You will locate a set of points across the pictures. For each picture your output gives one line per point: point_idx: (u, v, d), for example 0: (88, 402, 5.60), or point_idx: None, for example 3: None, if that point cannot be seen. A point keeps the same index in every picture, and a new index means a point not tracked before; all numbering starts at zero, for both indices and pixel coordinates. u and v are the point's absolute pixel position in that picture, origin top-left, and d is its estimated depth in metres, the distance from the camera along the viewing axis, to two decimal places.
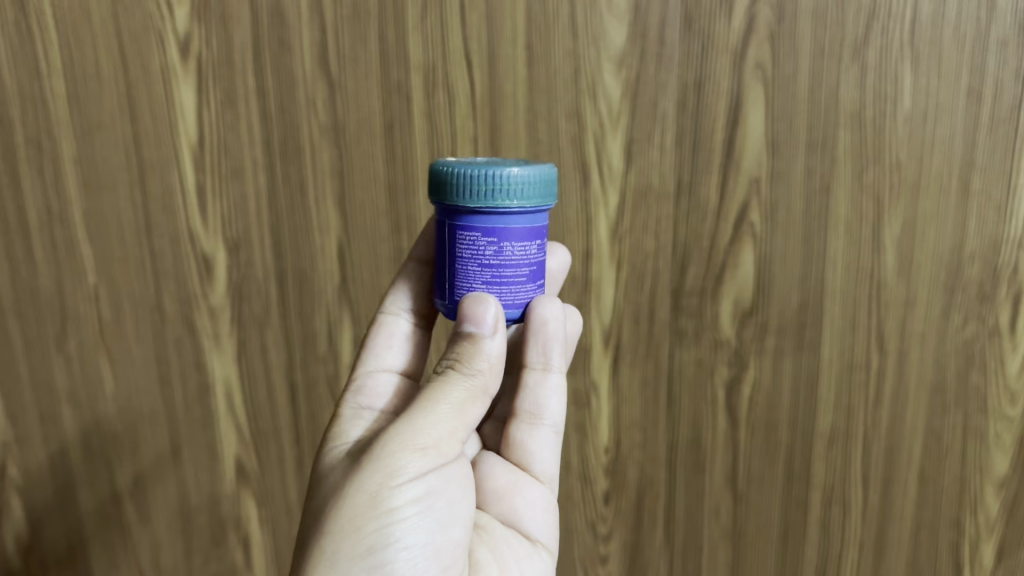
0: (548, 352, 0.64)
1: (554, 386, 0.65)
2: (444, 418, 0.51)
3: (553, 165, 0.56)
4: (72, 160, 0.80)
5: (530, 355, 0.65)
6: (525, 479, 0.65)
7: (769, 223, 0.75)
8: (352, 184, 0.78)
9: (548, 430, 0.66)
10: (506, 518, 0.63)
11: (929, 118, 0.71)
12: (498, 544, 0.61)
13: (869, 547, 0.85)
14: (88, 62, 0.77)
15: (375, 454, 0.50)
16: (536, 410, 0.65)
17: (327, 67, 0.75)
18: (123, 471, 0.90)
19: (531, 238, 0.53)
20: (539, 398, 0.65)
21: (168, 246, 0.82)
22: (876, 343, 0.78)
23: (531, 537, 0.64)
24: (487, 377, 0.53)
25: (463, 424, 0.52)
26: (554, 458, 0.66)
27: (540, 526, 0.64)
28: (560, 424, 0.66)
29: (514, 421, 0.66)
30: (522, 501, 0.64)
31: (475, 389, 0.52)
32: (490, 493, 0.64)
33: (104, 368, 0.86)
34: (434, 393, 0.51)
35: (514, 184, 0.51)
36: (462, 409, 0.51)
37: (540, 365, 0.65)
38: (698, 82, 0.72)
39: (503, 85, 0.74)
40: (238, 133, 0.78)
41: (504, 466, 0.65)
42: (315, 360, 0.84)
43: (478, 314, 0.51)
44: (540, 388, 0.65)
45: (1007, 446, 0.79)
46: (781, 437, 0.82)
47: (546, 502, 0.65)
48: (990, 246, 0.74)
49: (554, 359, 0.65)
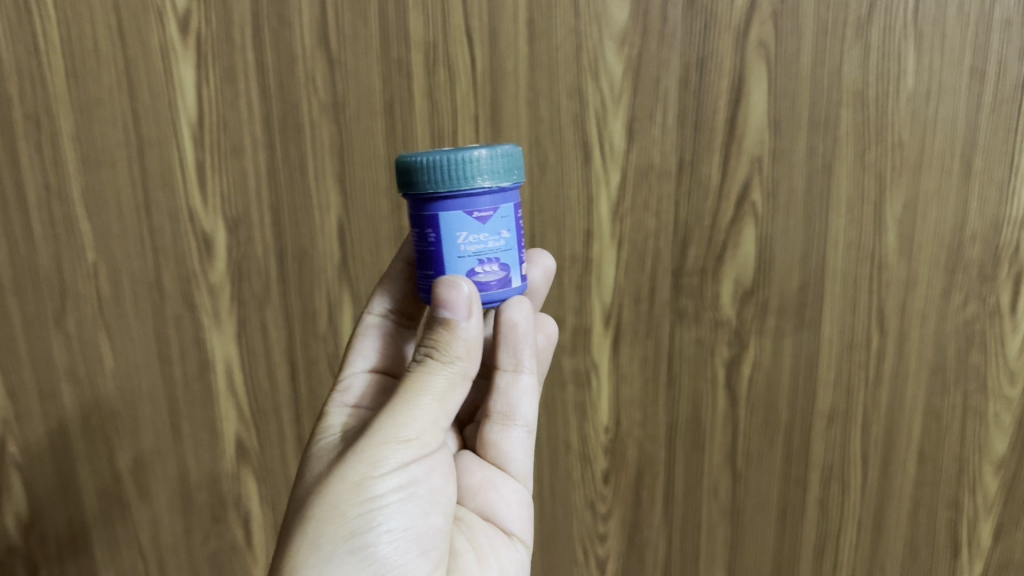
0: (519, 353, 0.63)
1: (526, 387, 0.64)
2: (428, 407, 0.50)
3: (479, 154, 0.52)
4: (71, 136, 0.80)
5: (501, 356, 0.64)
6: (500, 474, 0.65)
7: (770, 203, 0.75)
8: (352, 162, 0.78)
9: (521, 431, 0.65)
10: (484, 511, 0.63)
11: (931, 97, 0.71)
12: (476, 535, 0.61)
13: (867, 526, 0.85)
14: (87, 38, 0.77)
15: (360, 443, 0.50)
16: (508, 412, 0.64)
17: (327, 44, 0.75)
18: (123, 448, 0.90)
19: (415, 220, 0.54)
20: (512, 400, 0.64)
21: (167, 224, 0.81)
22: (876, 322, 0.78)
23: (508, 530, 0.63)
24: (465, 363, 0.52)
25: (445, 412, 0.51)
26: (527, 457, 0.66)
27: (518, 518, 0.64)
28: (532, 423, 0.65)
29: (486, 421, 0.65)
30: (498, 496, 0.64)
31: (457, 377, 0.51)
32: (466, 488, 0.63)
33: (103, 345, 0.86)
34: (414, 383, 0.50)
35: (402, 164, 0.54)
36: (443, 398, 0.51)
37: (511, 366, 0.64)
38: (700, 60, 0.72)
39: (504, 63, 0.74)
40: (237, 110, 0.77)
41: (478, 461, 0.65)
42: (316, 338, 0.84)
43: (456, 300, 0.50)
44: (512, 390, 0.64)
45: (1006, 426, 0.80)
46: (780, 417, 0.82)
47: (523, 497, 0.65)
48: (991, 227, 0.74)
49: (525, 360, 0.64)
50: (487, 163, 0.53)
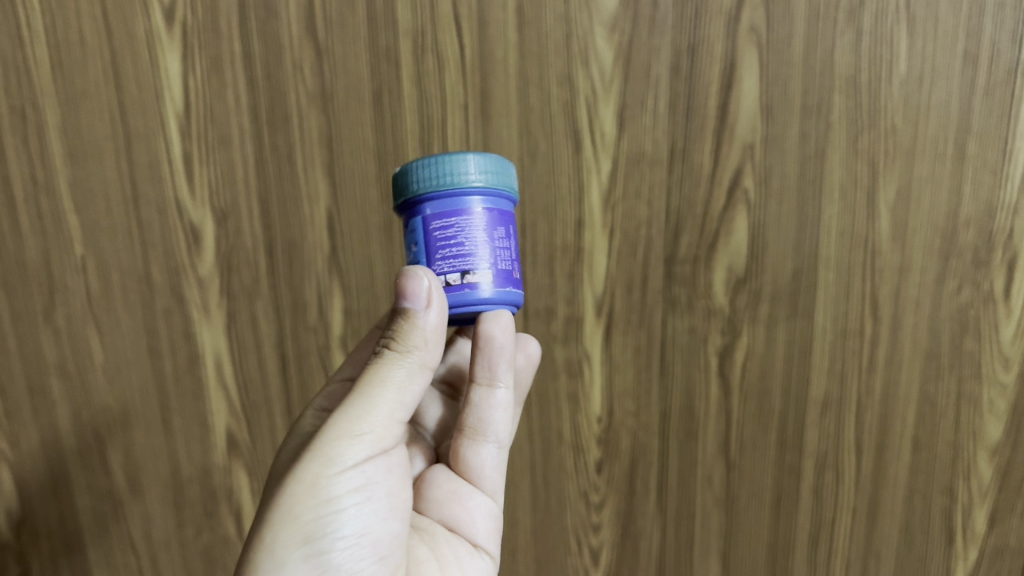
0: (495, 367, 0.61)
1: (499, 403, 0.63)
2: (382, 400, 0.50)
3: (422, 160, 0.54)
4: (56, 128, 0.79)
5: (478, 370, 0.62)
6: (468, 485, 0.64)
7: (763, 190, 0.75)
8: (341, 152, 0.77)
9: (492, 446, 0.64)
10: (448, 523, 0.62)
11: (924, 82, 0.70)
12: (439, 545, 0.60)
13: (862, 513, 0.85)
14: (72, 29, 0.76)
15: (313, 442, 0.49)
16: (480, 426, 0.63)
17: (315, 33, 0.74)
18: (114, 443, 0.89)
19: None
20: (485, 414, 0.63)
21: (155, 216, 0.81)
22: (869, 309, 0.77)
23: (474, 540, 0.62)
24: (424, 354, 0.51)
25: (402, 407, 0.51)
26: (499, 472, 0.65)
27: (484, 530, 0.63)
28: (504, 439, 0.64)
29: (458, 436, 0.63)
30: (464, 508, 0.63)
31: (413, 370, 0.51)
32: (431, 499, 0.63)
33: (92, 339, 0.86)
34: (372, 378, 0.50)
35: None
36: (401, 392, 0.50)
37: (486, 380, 0.62)
38: (691, 46, 0.71)
39: (494, 50, 0.73)
40: (225, 101, 0.76)
41: (446, 474, 0.64)
42: (306, 330, 0.83)
43: (415, 290, 0.49)
44: (485, 405, 0.62)
45: (1000, 412, 0.80)
46: (774, 405, 0.82)
47: (490, 509, 0.64)
48: (984, 212, 0.74)
49: (501, 374, 0.62)
50: (434, 168, 0.53)
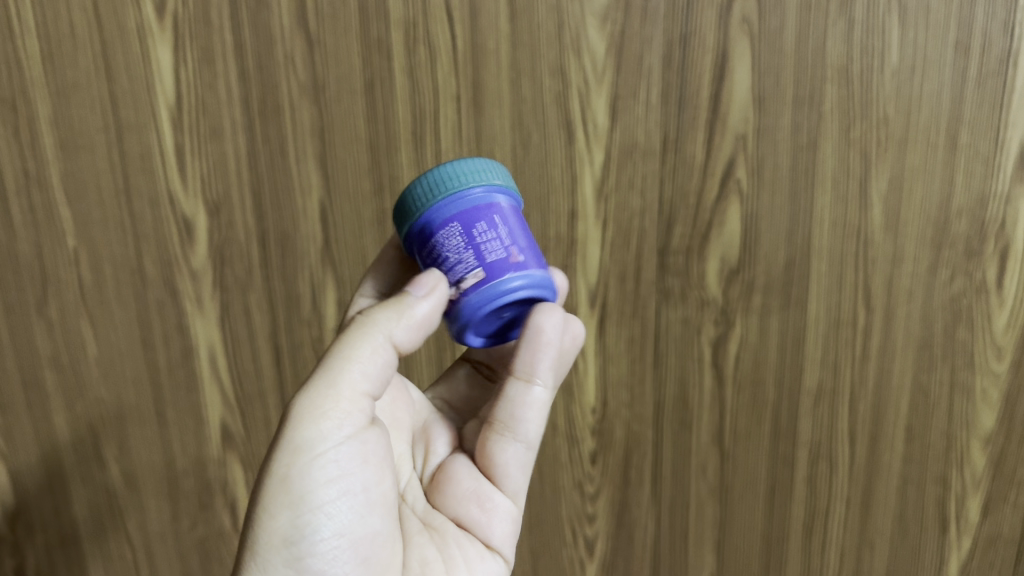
0: (536, 362, 0.58)
1: (536, 401, 0.59)
2: (346, 378, 0.50)
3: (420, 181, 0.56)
4: (48, 121, 0.79)
5: (517, 363, 0.58)
6: (490, 485, 0.60)
7: (755, 180, 0.74)
8: (334, 144, 0.77)
9: (521, 446, 0.60)
10: (462, 522, 0.60)
11: (917, 71, 0.70)
12: (448, 547, 0.58)
13: (855, 503, 0.85)
14: (62, 21, 0.76)
15: (280, 433, 0.50)
16: (512, 423, 0.59)
17: (305, 24, 0.73)
18: (109, 435, 0.90)
19: None
20: (518, 410, 0.59)
21: (148, 209, 0.80)
22: (862, 299, 0.78)
23: (487, 542, 0.59)
24: (394, 331, 0.51)
25: (368, 383, 0.51)
26: (525, 473, 0.60)
27: (501, 533, 0.60)
28: (533, 440, 0.60)
29: (487, 428, 0.60)
30: (481, 510, 0.60)
31: (378, 344, 0.51)
32: (449, 497, 0.60)
33: (86, 332, 0.86)
34: (339, 358, 0.50)
35: None
36: (369, 367, 0.50)
37: (524, 376, 0.58)
38: (683, 36, 0.71)
39: (485, 41, 0.73)
40: (216, 93, 0.76)
41: (470, 471, 0.61)
42: (300, 322, 0.83)
43: (422, 281, 0.52)
44: (520, 402, 0.59)
45: (993, 402, 0.80)
46: (767, 395, 0.82)
47: (509, 510, 0.60)
48: (977, 201, 0.73)
49: (541, 371, 0.58)
50: (430, 184, 0.55)
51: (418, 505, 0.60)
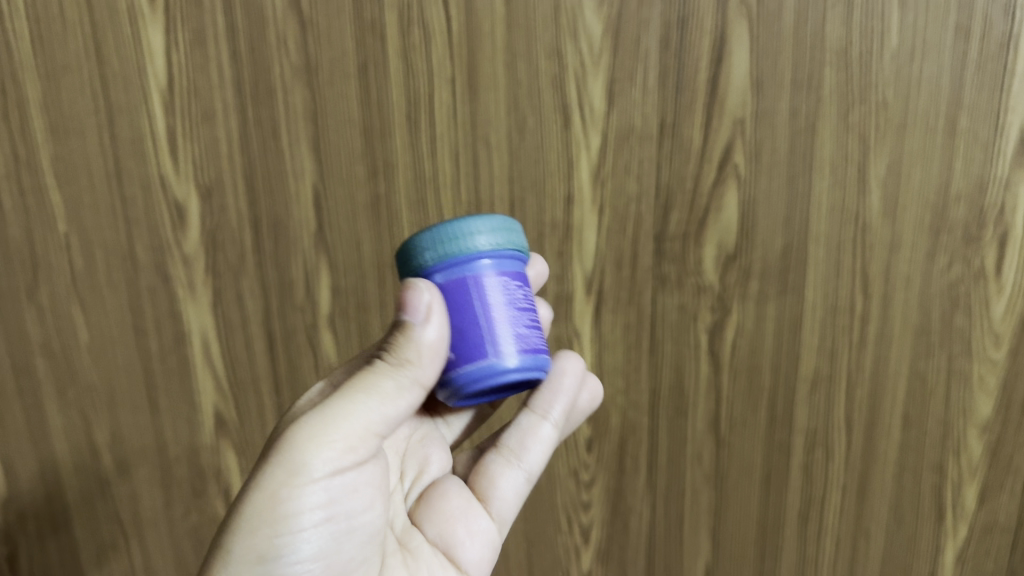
0: (552, 399, 0.64)
1: (544, 437, 0.64)
2: (361, 407, 0.49)
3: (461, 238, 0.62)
4: (38, 104, 0.78)
5: (532, 397, 0.64)
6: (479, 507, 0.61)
7: (753, 165, 0.74)
8: (327, 127, 0.76)
9: (521, 474, 0.63)
10: (441, 541, 0.59)
11: (915, 55, 0.69)
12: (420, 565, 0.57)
13: (852, 491, 0.85)
14: (51, 2, 0.75)
15: (277, 450, 0.49)
16: (517, 450, 0.64)
17: (298, 6, 0.73)
18: (101, 422, 0.89)
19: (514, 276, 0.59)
20: (526, 441, 0.64)
21: (139, 193, 0.80)
22: (860, 285, 0.77)
23: (462, 566, 0.59)
24: (419, 371, 0.51)
25: (381, 420, 0.50)
26: (516, 502, 0.63)
27: (477, 559, 0.59)
28: (535, 471, 0.64)
29: (492, 451, 0.64)
30: (465, 530, 0.59)
31: (400, 380, 0.50)
32: (436, 511, 0.60)
33: (77, 318, 0.85)
34: (357, 382, 0.50)
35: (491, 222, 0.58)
36: (388, 401, 0.50)
37: (538, 412, 0.64)
38: (681, 18, 0.70)
39: (480, 23, 0.72)
40: (208, 75, 0.75)
41: (460, 490, 0.61)
42: (293, 308, 0.83)
43: (414, 304, 0.50)
44: (529, 433, 0.64)
45: (991, 389, 0.79)
46: (763, 382, 0.81)
47: (491, 537, 0.60)
48: (976, 187, 0.73)
49: (554, 411, 0.64)
50: None
51: (398, 524, 0.58)
